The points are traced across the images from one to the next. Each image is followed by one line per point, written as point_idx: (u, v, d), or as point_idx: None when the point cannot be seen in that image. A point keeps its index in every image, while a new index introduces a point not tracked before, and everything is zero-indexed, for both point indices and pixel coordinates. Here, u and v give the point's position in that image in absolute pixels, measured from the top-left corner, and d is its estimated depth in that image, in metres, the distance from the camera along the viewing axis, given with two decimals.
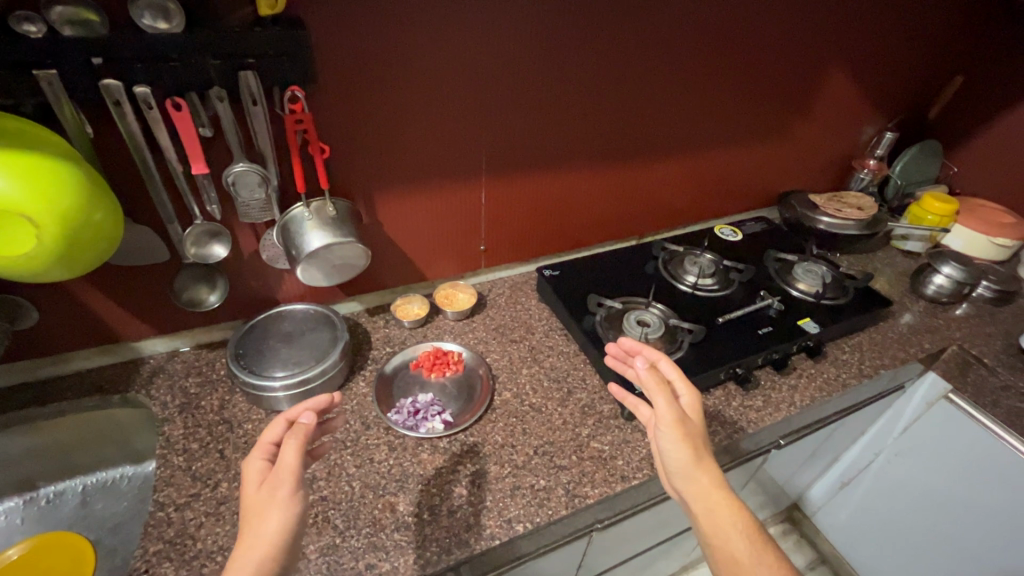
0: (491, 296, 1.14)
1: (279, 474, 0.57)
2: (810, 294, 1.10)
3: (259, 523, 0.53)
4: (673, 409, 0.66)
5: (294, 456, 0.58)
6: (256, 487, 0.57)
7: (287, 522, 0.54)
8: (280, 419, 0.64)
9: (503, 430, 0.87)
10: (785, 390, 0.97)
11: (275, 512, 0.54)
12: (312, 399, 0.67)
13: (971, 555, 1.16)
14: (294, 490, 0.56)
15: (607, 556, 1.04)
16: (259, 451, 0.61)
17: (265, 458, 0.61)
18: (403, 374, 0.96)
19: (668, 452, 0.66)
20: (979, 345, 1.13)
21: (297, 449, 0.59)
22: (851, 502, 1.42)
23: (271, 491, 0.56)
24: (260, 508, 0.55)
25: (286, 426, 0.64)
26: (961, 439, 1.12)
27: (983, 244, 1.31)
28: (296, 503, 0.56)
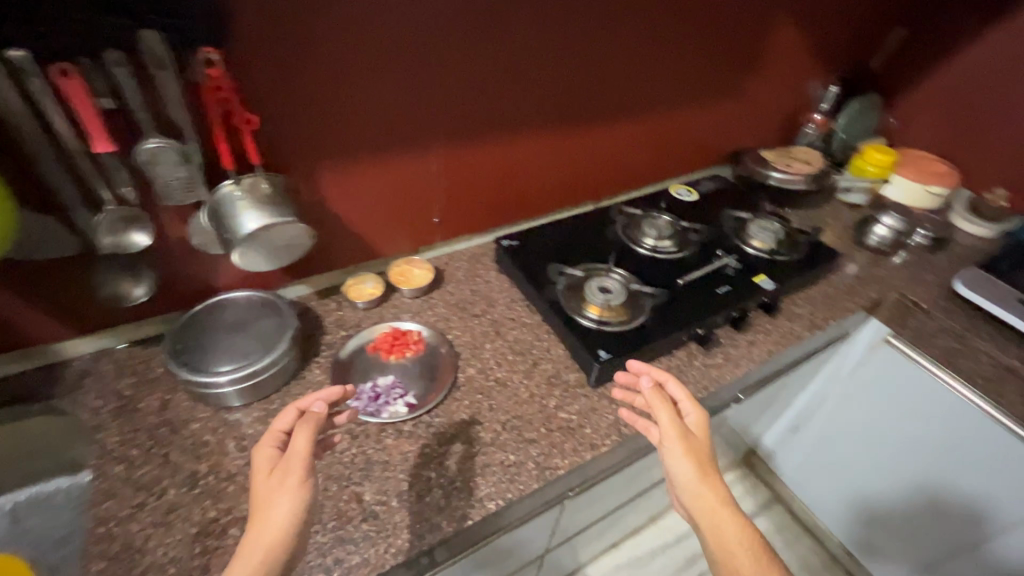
0: (449, 271, 1.09)
1: (291, 459, 0.58)
2: (764, 251, 1.12)
3: (269, 507, 0.55)
4: (677, 428, 0.67)
5: (306, 443, 0.59)
6: (267, 473, 0.58)
7: (297, 509, 0.55)
8: (292, 408, 0.65)
9: (468, 408, 0.85)
10: (743, 346, 0.99)
11: (286, 497, 0.56)
12: (324, 391, 0.67)
13: (907, 483, 1.26)
14: (305, 475, 0.58)
15: (578, 517, 1.07)
16: (270, 439, 0.62)
17: (276, 444, 0.62)
18: (361, 358, 0.91)
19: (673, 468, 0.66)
20: (918, 290, 1.19)
21: (307, 435, 0.60)
22: (803, 444, 1.51)
23: (281, 478, 0.57)
24: (271, 492, 0.56)
25: (297, 415, 0.65)
26: (904, 378, 1.19)
27: (920, 193, 1.36)
28: (306, 490, 0.57)
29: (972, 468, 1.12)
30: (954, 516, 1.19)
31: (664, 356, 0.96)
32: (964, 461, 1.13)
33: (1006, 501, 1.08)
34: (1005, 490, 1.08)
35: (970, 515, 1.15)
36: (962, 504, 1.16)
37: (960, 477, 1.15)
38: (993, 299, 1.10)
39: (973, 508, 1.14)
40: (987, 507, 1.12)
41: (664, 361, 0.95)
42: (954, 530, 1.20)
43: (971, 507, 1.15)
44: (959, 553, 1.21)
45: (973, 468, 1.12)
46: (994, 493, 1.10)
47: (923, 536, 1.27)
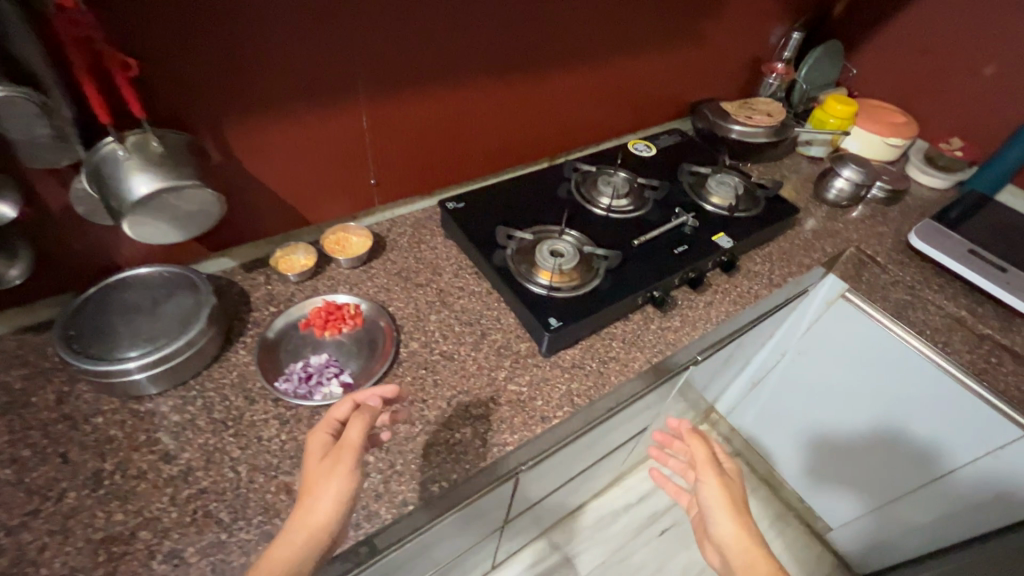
0: (392, 238, 1.01)
1: (343, 447, 0.57)
2: (723, 208, 1.07)
3: (315, 492, 0.54)
4: (711, 467, 0.70)
5: (360, 432, 0.58)
6: (318, 459, 0.58)
7: (342, 499, 0.54)
8: (348, 400, 0.66)
9: (411, 384, 0.79)
10: (701, 308, 0.96)
11: (334, 486, 0.55)
12: (380, 389, 0.68)
13: (860, 434, 1.29)
14: (356, 465, 0.57)
15: (537, 486, 1.05)
16: (326, 425, 0.63)
17: (328, 433, 0.61)
18: (291, 337, 0.83)
19: (708, 507, 0.69)
20: (873, 244, 1.18)
21: (361, 425, 0.59)
22: (762, 400, 1.53)
23: (332, 463, 0.56)
24: (320, 477, 0.56)
25: (353, 407, 0.65)
26: (858, 332, 1.19)
27: (879, 145, 1.34)
28: (353, 479, 0.56)
29: (920, 420, 1.14)
30: (901, 465, 1.22)
31: (619, 321, 0.92)
32: (912, 412, 1.15)
33: (950, 449, 1.11)
34: (950, 439, 1.10)
35: (915, 463, 1.19)
36: (909, 453, 1.19)
37: (907, 428, 1.17)
38: (946, 251, 1.10)
39: (920, 457, 1.17)
40: (932, 455, 1.15)
41: (620, 326, 0.91)
42: (901, 478, 1.23)
43: (917, 456, 1.18)
44: (904, 498, 1.25)
45: (921, 419, 1.14)
46: (939, 441, 1.12)
47: (873, 485, 1.31)
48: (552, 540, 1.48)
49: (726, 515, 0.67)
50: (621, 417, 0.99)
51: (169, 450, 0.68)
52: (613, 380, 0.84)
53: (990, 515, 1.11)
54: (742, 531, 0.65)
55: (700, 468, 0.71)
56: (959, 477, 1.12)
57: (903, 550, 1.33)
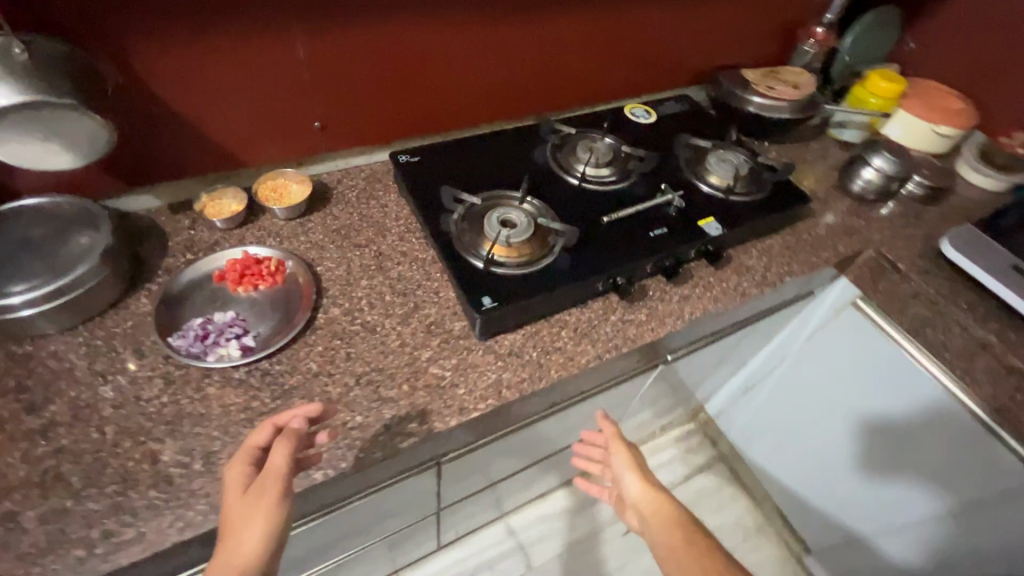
0: (339, 191, 0.91)
1: (265, 479, 0.51)
2: (720, 189, 0.93)
3: (239, 533, 0.49)
4: (619, 438, 0.74)
5: (283, 460, 0.52)
6: (240, 494, 0.52)
7: (269, 536, 0.49)
8: (268, 424, 0.57)
9: (321, 355, 0.70)
10: (674, 302, 0.83)
11: (260, 523, 0.49)
12: (302, 408, 0.58)
13: (860, 453, 1.14)
14: (282, 496, 0.51)
15: (478, 474, 0.97)
16: (244, 457, 0.55)
17: (249, 463, 0.55)
18: (201, 289, 0.75)
19: (622, 473, 0.73)
20: (898, 248, 1.01)
21: (286, 451, 0.53)
22: (751, 407, 1.41)
23: (256, 499, 0.50)
24: (243, 517, 0.50)
25: (274, 432, 0.57)
26: (865, 346, 1.05)
27: (925, 132, 1.15)
28: (282, 513, 0.50)
29: (928, 445, 0.99)
30: (901, 494, 1.08)
31: (575, 308, 0.80)
32: (921, 437, 1.00)
33: (962, 481, 0.96)
34: (964, 471, 0.95)
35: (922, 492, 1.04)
36: (914, 480, 1.04)
37: (914, 453, 1.02)
38: (983, 264, 0.93)
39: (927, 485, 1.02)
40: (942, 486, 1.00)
41: (575, 314, 0.80)
42: (905, 504, 1.09)
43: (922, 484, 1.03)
44: (906, 529, 1.10)
45: (930, 446, 0.99)
46: (950, 472, 0.97)
47: (870, 510, 1.17)
48: (509, 526, 1.42)
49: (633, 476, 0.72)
50: (574, 413, 0.89)
51: (36, 401, 0.62)
52: (553, 374, 0.73)
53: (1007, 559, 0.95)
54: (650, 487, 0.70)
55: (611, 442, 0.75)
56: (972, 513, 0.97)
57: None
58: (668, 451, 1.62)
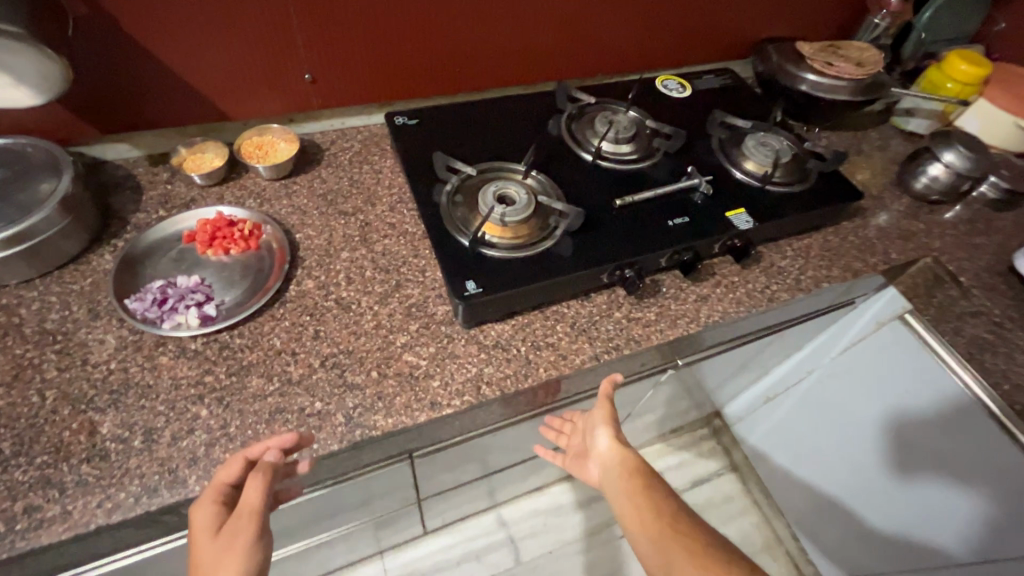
0: (331, 153, 0.84)
1: (240, 517, 0.46)
2: (755, 177, 0.81)
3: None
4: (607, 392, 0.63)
5: (260, 496, 0.47)
6: (211, 535, 0.46)
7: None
8: (238, 458, 0.51)
9: (286, 331, 0.64)
10: (690, 301, 0.73)
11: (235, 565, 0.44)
12: (276, 438, 0.51)
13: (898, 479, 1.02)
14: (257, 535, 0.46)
15: (462, 469, 0.91)
16: (212, 493, 0.49)
17: (219, 501, 0.49)
18: (169, 250, 0.69)
19: (595, 425, 0.64)
20: (961, 258, 0.88)
21: (263, 485, 0.47)
22: (773, 418, 1.30)
23: (229, 540, 0.45)
24: (212, 562, 0.44)
25: (247, 466, 0.51)
26: (908, 365, 0.93)
27: (1006, 127, 0.99)
28: (257, 554, 0.45)
29: (978, 481, 0.86)
30: (938, 531, 0.97)
31: (574, 300, 0.72)
32: (970, 471, 0.87)
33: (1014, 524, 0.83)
34: None
35: (967, 531, 0.91)
36: (959, 515, 0.92)
37: (961, 486, 0.89)
38: None
39: (975, 523, 0.89)
40: (995, 527, 0.87)
41: (573, 307, 0.71)
42: (945, 540, 0.96)
43: (969, 522, 0.90)
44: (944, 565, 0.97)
45: (980, 481, 0.86)
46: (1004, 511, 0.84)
47: (904, 541, 1.05)
48: (501, 516, 1.37)
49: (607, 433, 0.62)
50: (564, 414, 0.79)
51: None
52: (541, 373, 0.65)
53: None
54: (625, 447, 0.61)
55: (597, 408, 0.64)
56: None
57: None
58: (676, 455, 1.53)
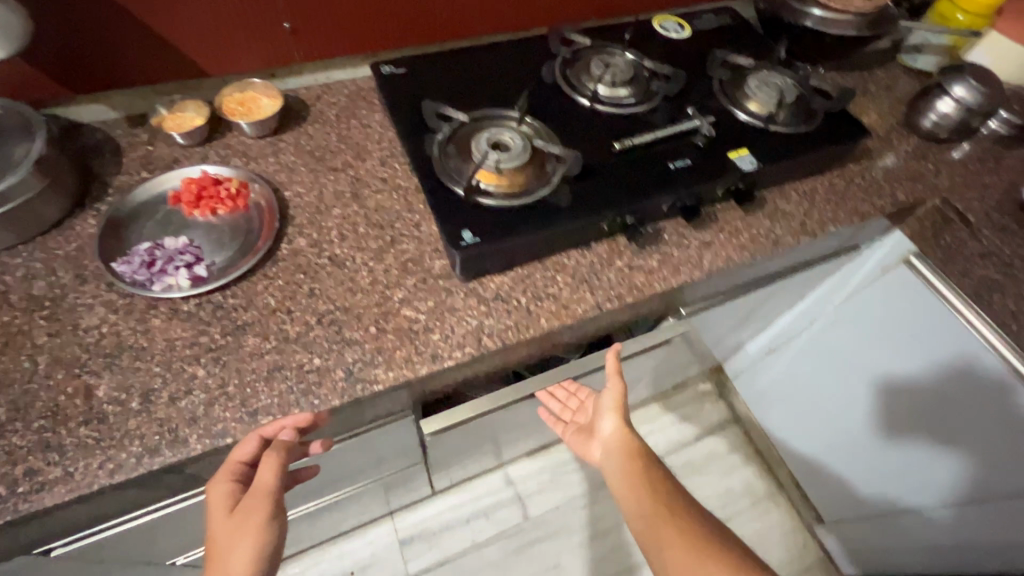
0: (317, 108, 0.80)
1: (256, 495, 0.52)
2: (759, 117, 0.78)
3: (227, 556, 0.49)
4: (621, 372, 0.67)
5: (273, 476, 0.52)
6: (227, 511, 0.52)
7: (261, 556, 0.49)
8: (253, 435, 0.54)
9: (280, 290, 0.62)
10: (692, 248, 0.72)
11: (250, 544, 0.49)
12: (291, 418, 0.54)
13: (894, 432, 1.04)
14: (271, 515, 0.51)
15: (468, 434, 0.93)
16: (228, 470, 0.53)
17: (233, 479, 0.53)
18: (154, 212, 0.67)
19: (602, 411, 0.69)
20: (970, 197, 0.85)
21: (276, 468, 0.52)
22: (773, 369, 1.29)
23: (245, 517, 0.51)
24: (230, 537, 0.50)
25: (262, 444, 0.54)
26: (913, 311, 0.90)
27: (1017, 60, 0.96)
28: (270, 531, 0.51)
29: (972, 427, 0.88)
30: (941, 468, 0.98)
31: (574, 250, 0.70)
32: (966, 417, 0.89)
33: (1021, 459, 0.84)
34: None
35: (970, 469, 0.92)
36: (963, 453, 0.92)
37: (955, 434, 0.92)
38: None
39: (978, 458, 0.90)
40: (1000, 462, 0.87)
41: (573, 257, 0.69)
42: (947, 475, 0.97)
43: (973, 460, 0.91)
44: (937, 509, 1.01)
45: (987, 420, 0.86)
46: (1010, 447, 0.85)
47: (907, 480, 1.06)
48: (508, 475, 1.38)
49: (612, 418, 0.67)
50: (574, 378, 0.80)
51: None
52: (542, 324, 0.63)
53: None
54: (628, 428, 0.66)
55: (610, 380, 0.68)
56: None
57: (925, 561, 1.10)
58: (678, 411, 1.53)
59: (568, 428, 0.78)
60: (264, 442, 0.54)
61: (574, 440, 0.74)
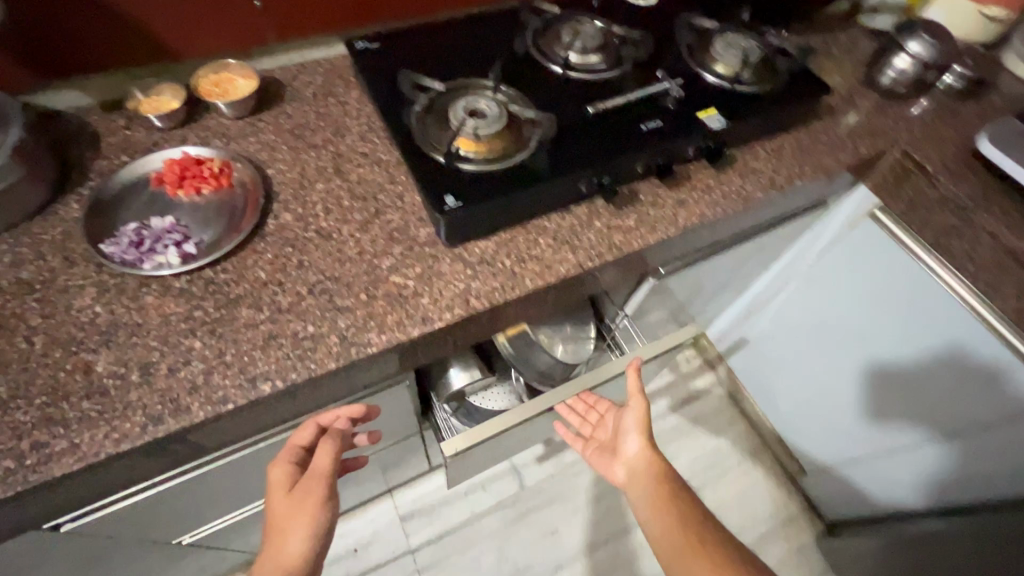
0: (294, 87, 0.81)
1: (312, 477, 0.60)
2: (725, 79, 0.81)
3: (287, 531, 0.57)
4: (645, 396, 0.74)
5: (328, 461, 0.61)
6: (286, 491, 0.61)
7: (314, 533, 0.58)
8: (311, 422, 0.65)
9: (270, 264, 0.64)
10: (667, 206, 0.75)
11: (306, 521, 0.58)
12: (346, 409, 0.66)
13: (866, 380, 1.10)
14: (327, 496, 0.60)
15: (493, 453, 0.97)
16: (291, 452, 0.64)
17: (293, 461, 0.64)
18: (138, 194, 0.67)
19: (627, 430, 0.75)
20: (928, 147, 0.89)
21: (330, 453, 0.61)
22: (754, 331, 1.35)
23: (303, 496, 0.60)
24: (290, 514, 0.59)
25: (318, 430, 0.65)
26: (881, 261, 0.96)
27: (968, 17, 1.01)
28: (325, 511, 0.59)
29: (936, 370, 0.94)
30: (909, 414, 1.03)
31: (555, 214, 0.72)
32: (931, 360, 0.95)
33: (979, 398, 0.90)
34: (987, 387, 0.88)
35: (934, 412, 0.98)
36: (928, 397, 0.98)
37: (921, 377, 0.98)
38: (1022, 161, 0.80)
39: (941, 401, 0.96)
40: (959, 403, 0.93)
41: (554, 220, 0.72)
42: (914, 420, 1.03)
43: (937, 403, 0.97)
44: (908, 455, 1.07)
45: (949, 361, 0.92)
46: (968, 388, 0.90)
47: (878, 429, 1.12)
48: None
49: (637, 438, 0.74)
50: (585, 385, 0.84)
51: None
52: (527, 284, 0.66)
53: (1010, 482, 0.91)
54: (652, 452, 0.72)
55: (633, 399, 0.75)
56: (986, 430, 0.91)
57: (899, 508, 1.16)
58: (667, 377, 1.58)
59: (588, 445, 0.83)
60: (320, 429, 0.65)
61: (597, 459, 0.79)
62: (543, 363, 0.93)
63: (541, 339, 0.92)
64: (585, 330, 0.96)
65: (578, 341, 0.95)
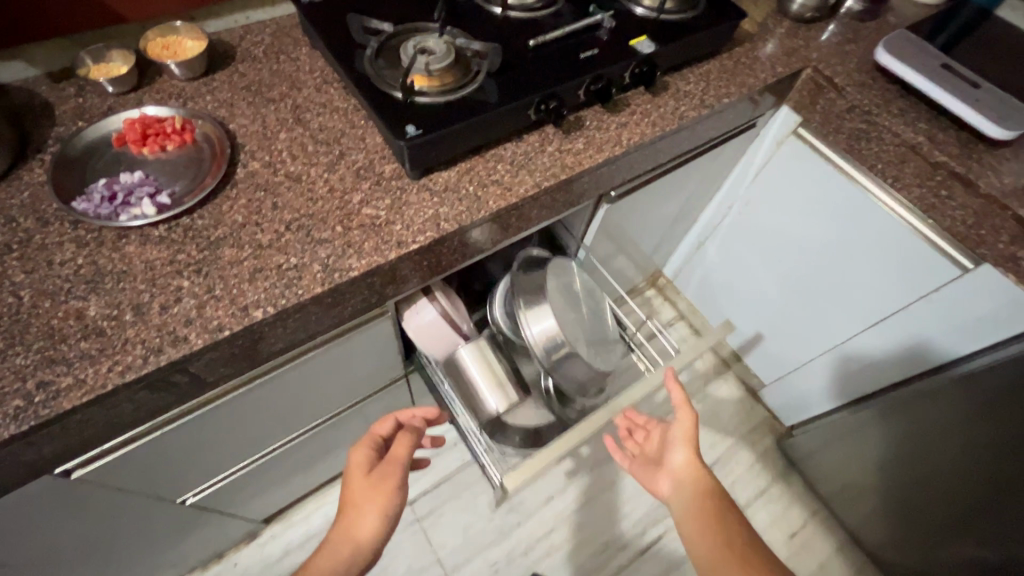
0: (243, 47, 0.83)
1: (392, 464, 0.68)
2: (652, 10, 0.88)
3: (364, 506, 0.65)
4: (690, 408, 0.76)
5: (407, 452, 0.70)
6: (364, 472, 0.69)
7: (388, 514, 0.65)
8: (392, 417, 0.77)
9: (245, 208, 0.67)
10: (611, 129, 0.81)
11: (383, 501, 0.66)
12: (422, 411, 0.79)
13: (803, 288, 1.21)
14: (402, 482, 0.68)
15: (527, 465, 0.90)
16: (370, 440, 0.74)
17: (371, 447, 0.73)
18: (102, 156, 0.69)
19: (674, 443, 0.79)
20: (835, 64, 0.99)
21: (409, 445, 0.71)
22: (705, 262, 1.46)
23: (380, 481, 0.67)
24: (369, 493, 0.66)
25: (396, 426, 0.76)
26: (807, 174, 1.07)
27: None
28: (399, 495, 0.67)
29: (859, 264, 1.06)
30: (841, 311, 1.15)
31: (510, 143, 0.78)
32: (854, 256, 1.06)
33: (893, 283, 1.02)
34: (898, 271, 1.00)
35: (860, 304, 1.10)
36: (854, 292, 1.10)
37: (848, 274, 1.10)
38: (912, 65, 0.91)
39: (864, 292, 1.08)
40: (878, 291, 1.05)
41: (509, 149, 0.77)
42: (846, 316, 1.15)
43: (862, 295, 1.09)
44: (842, 351, 1.19)
45: (869, 254, 1.03)
46: (884, 275, 1.03)
47: (817, 332, 1.24)
48: None
49: (684, 449, 0.77)
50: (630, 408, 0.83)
51: None
52: (491, 206, 0.71)
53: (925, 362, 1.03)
54: (700, 465, 0.76)
55: (678, 410, 0.77)
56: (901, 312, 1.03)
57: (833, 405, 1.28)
58: None
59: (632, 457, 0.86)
60: (396, 426, 0.77)
61: (641, 470, 0.83)
62: (582, 373, 0.85)
63: (577, 348, 0.84)
64: (604, 336, 0.92)
65: (602, 346, 0.90)
